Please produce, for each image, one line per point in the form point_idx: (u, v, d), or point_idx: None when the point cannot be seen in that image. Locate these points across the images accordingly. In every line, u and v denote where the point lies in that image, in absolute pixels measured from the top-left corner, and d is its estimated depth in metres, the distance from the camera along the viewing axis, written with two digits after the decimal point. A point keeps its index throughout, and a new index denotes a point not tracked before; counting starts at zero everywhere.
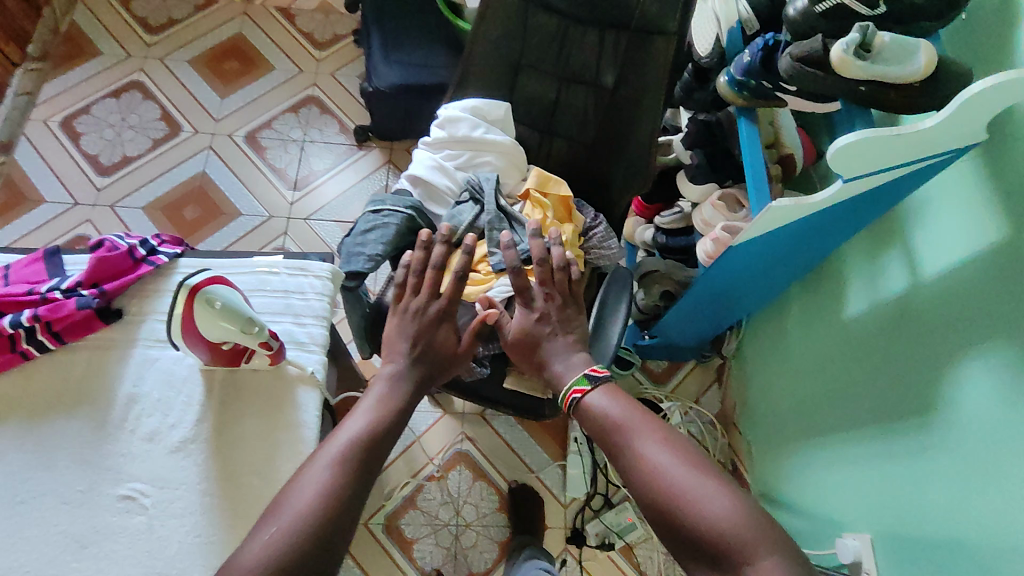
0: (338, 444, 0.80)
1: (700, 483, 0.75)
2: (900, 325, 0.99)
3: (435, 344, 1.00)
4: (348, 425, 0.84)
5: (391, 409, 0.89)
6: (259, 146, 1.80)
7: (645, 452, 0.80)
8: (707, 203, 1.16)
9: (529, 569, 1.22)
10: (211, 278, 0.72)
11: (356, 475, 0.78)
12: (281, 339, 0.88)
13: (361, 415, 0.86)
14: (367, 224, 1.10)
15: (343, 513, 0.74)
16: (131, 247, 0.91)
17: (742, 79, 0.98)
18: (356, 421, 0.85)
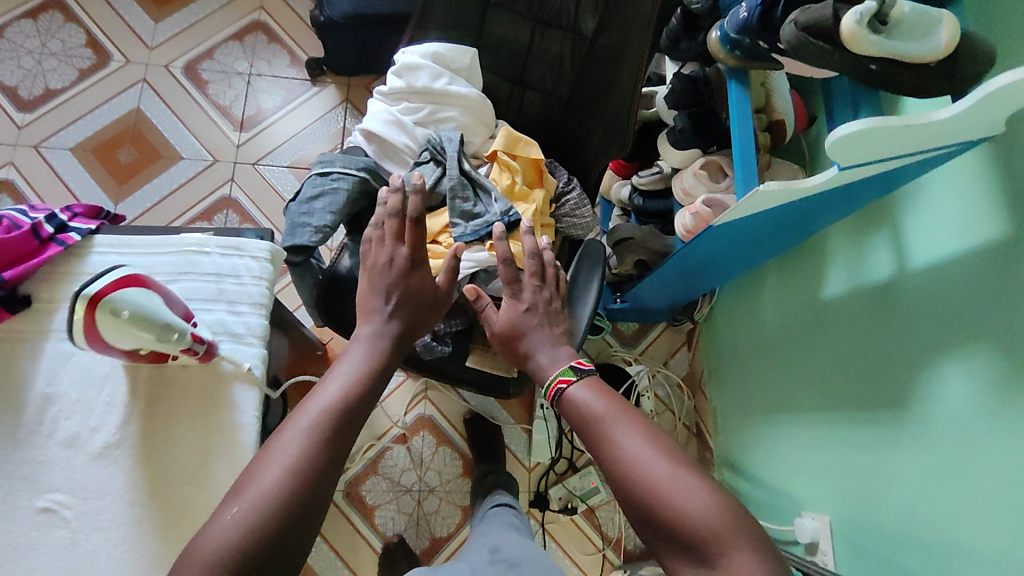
0: (308, 416, 0.69)
1: (682, 477, 0.66)
2: (889, 313, 0.92)
3: (415, 291, 0.89)
4: (320, 393, 0.72)
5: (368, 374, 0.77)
6: (199, 79, 1.62)
7: (621, 443, 0.70)
8: (688, 170, 1.07)
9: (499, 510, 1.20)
10: (116, 282, 0.61)
11: (325, 451, 0.68)
12: (212, 330, 0.80)
13: (338, 381, 0.75)
14: (314, 189, 0.99)
15: (310, 499, 0.65)
16: (35, 225, 0.80)
17: (735, 36, 0.87)
18: (330, 388, 0.73)
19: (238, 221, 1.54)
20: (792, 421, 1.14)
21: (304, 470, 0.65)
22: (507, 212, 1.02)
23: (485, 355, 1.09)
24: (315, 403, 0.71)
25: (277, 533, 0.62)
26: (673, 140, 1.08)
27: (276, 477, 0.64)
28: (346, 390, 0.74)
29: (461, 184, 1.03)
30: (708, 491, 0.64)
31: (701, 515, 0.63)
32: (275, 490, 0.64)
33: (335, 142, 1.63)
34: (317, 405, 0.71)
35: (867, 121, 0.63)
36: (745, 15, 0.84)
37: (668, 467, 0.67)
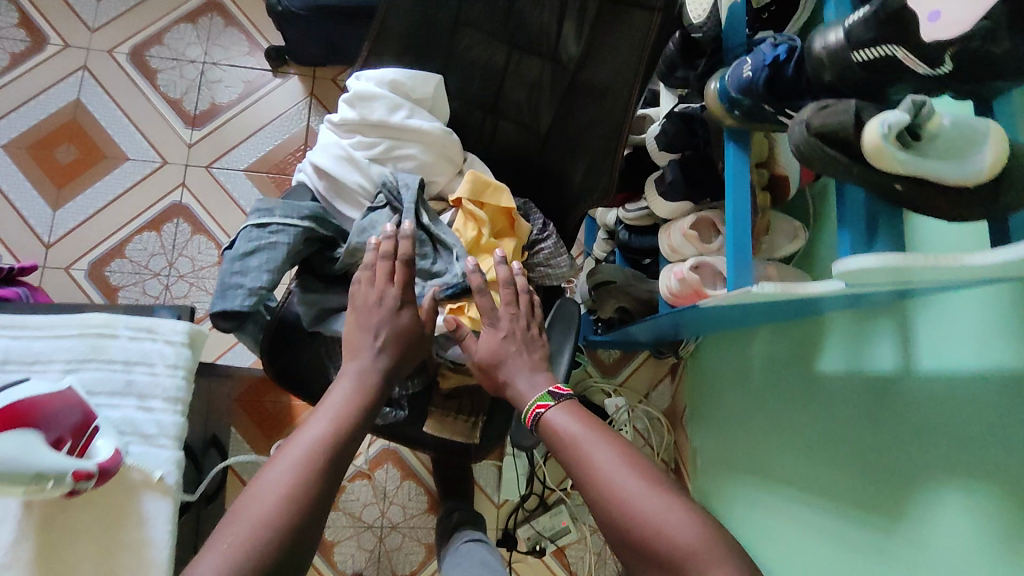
0: (298, 448, 0.72)
1: (661, 499, 0.66)
2: (884, 410, 0.83)
3: (404, 333, 0.87)
4: (309, 427, 0.74)
5: (356, 408, 0.79)
6: (147, 68, 1.45)
7: (594, 458, 0.70)
8: (677, 228, 0.94)
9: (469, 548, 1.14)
10: None
11: (316, 482, 0.70)
12: (119, 431, 0.71)
13: (327, 414, 0.77)
14: (248, 244, 0.87)
15: (302, 528, 0.67)
16: None
17: (735, 95, 0.74)
18: (320, 420, 0.76)
19: (190, 231, 1.41)
20: (773, 488, 1.08)
21: (297, 497, 0.68)
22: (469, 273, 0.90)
23: (444, 419, 1.01)
24: (305, 436, 0.73)
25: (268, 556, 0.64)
26: (662, 192, 0.96)
27: (271, 504, 0.66)
28: (336, 423, 0.76)
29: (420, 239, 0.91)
30: (690, 517, 0.64)
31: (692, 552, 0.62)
32: (268, 518, 0.66)
33: (298, 142, 1.48)
34: (307, 439, 0.73)
35: (888, 256, 0.52)
36: (750, 74, 0.71)
37: (646, 488, 0.67)
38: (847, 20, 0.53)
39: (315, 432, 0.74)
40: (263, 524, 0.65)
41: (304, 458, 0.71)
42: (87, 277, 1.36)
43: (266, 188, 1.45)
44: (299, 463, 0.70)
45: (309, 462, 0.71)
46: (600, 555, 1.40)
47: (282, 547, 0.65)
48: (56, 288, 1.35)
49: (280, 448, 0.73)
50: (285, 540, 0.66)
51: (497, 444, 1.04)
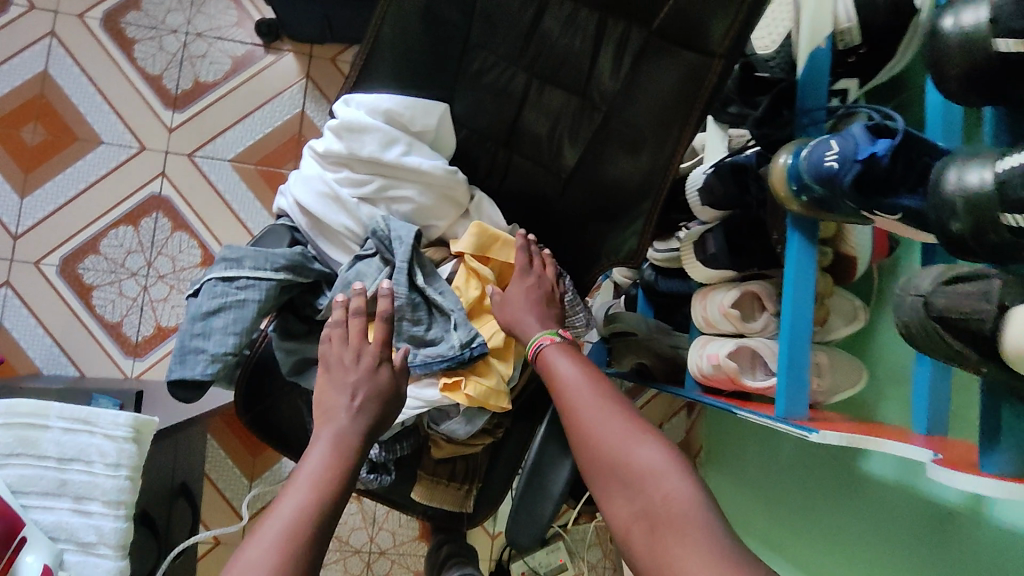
0: (279, 522, 0.58)
1: (630, 432, 0.61)
2: (935, 540, 0.73)
3: (390, 395, 0.74)
4: (285, 500, 0.61)
5: (338, 475, 0.65)
6: (121, 36, 1.29)
7: (569, 386, 0.67)
8: (715, 303, 0.80)
9: None
10: None
11: (303, 555, 0.57)
12: (50, 541, 0.62)
13: (304, 484, 0.63)
14: (212, 301, 0.75)
15: None
16: None
17: (807, 181, 0.60)
18: (297, 493, 0.62)
19: (170, 227, 1.28)
20: (781, 562, 1.00)
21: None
22: (469, 344, 0.77)
23: (436, 488, 0.90)
24: (281, 512, 0.59)
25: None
26: (703, 261, 0.82)
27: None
28: (318, 490, 0.62)
29: (413, 303, 0.78)
30: (656, 443, 0.59)
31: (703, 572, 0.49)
32: None
33: (292, 131, 1.32)
34: (290, 510, 0.59)
35: (1001, 484, 0.42)
36: (834, 164, 0.56)
37: (616, 416, 0.62)
38: (1000, 161, 0.39)
39: (295, 503, 0.60)
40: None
41: (292, 528, 0.58)
42: (59, 274, 1.25)
43: (254, 182, 1.30)
44: (286, 535, 0.57)
45: (295, 533, 0.58)
46: None
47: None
48: (25, 285, 1.24)
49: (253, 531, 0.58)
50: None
51: (491, 511, 0.94)
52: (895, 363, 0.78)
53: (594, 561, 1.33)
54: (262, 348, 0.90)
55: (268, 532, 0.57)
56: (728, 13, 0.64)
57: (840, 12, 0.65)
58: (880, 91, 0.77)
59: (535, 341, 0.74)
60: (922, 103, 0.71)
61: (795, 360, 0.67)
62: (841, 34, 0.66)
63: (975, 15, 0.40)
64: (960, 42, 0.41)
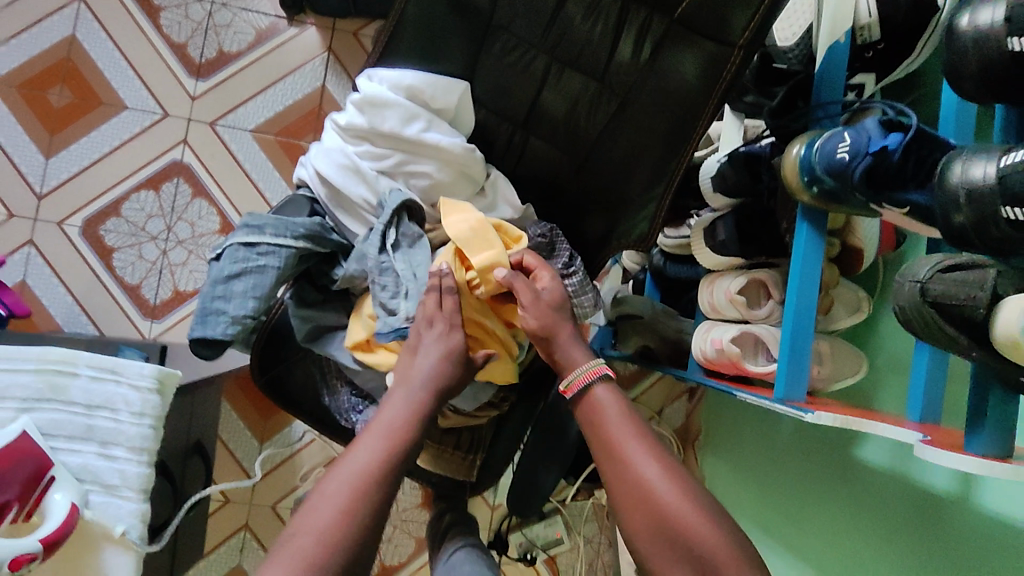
0: (352, 469, 0.61)
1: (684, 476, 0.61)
2: (924, 525, 0.75)
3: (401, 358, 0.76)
4: (363, 445, 0.63)
5: (410, 434, 0.66)
6: (149, 4, 1.31)
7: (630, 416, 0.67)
8: (722, 288, 0.82)
9: (458, 559, 1.02)
10: None
11: (369, 506, 0.59)
12: (77, 481, 0.64)
13: (379, 435, 0.65)
14: (233, 266, 0.77)
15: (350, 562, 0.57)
16: None
17: (819, 173, 0.61)
18: (371, 441, 0.64)
19: (190, 193, 1.30)
20: (769, 543, 1.04)
21: (356, 517, 0.58)
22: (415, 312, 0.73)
23: (440, 456, 0.93)
24: (354, 459, 0.62)
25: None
26: (712, 248, 0.84)
27: (323, 528, 0.56)
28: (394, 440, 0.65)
29: (380, 266, 0.76)
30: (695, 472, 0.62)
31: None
32: (318, 541, 0.56)
33: (312, 104, 1.33)
34: (362, 458, 0.62)
35: (988, 461, 0.44)
36: (846, 155, 0.58)
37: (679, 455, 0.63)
38: (1004, 156, 0.41)
39: (367, 455, 0.62)
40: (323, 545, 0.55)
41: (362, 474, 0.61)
42: (81, 235, 1.28)
43: (274, 152, 1.33)
44: (357, 480, 0.60)
45: (365, 476, 0.61)
46: (592, 567, 1.37)
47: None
48: (48, 244, 1.27)
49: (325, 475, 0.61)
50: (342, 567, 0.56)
51: (495, 480, 0.97)
52: (893, 355, 0.80)
53: (590, 535, 1.37)
54: (277, 316, 0.90)
55: (342, 475, 0.60)
56: (749, 5, 0.65)
57: (860, 9, 0.66)
58: (895, 89, 0.79)
59: (570, 381, 0.70)
60: (936, 102, 0.72)
61: (797, 345, 0.69)
62: (861, 28, 0.67)
63: (991, 14, 0.41)
64: (975, 40, 0.42)
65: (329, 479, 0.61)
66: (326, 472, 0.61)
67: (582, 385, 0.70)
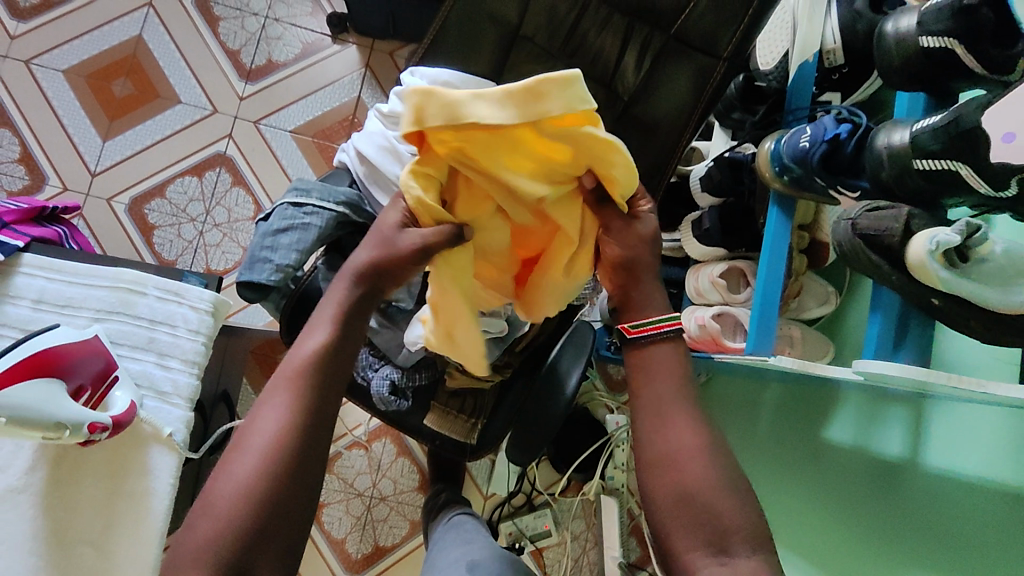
0: (287, 372, 0.63)
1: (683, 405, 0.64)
2: (884, 492, 0.84)
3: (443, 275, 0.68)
4: (301, 346, 0.64)
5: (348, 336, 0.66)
6: (209, 14, 1.47)
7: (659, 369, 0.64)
8: (707, 273, 0.93)
9: (453, 522, 1.08)
10: None
11: (308, 410, 0.61)
12: (136, 385, 0.74)
13: (318, 334, 0.64)
14: (282, 221, 0.88)
15: (304, 461, 0.60)
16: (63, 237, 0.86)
17: (787, 162, 0.71)
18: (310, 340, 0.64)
19: (230, 181, 1.43)
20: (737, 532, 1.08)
21: (298, 424, 0.60)
22: None
23: (445, 418, 1.01)
24: (294, 358, 0.63)
25: (297, 477, 0.59)
26: (699, 237, 0.95)
27: (271, 436, 0.59)
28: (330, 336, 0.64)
29: None
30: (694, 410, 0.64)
31: (681, 444, 0.61)
32: (272, 451, 0.58)
33: (346, 112, 1.48)
34: (298, 357, 0.63)
35: (917, 371, 0.55)
36: (807, 145, 0.70)
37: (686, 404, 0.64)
38: (914, 126, 0.56)
39: (303, 353, 0.64)
40: (270, 449, 0.58)
41: (294, 377, 0.62)
42: (126, 211, 1.39)
43: (309, 151, 1.46)
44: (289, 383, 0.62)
45: (293, 380, 0.62)
46: (577, 562, 1.42)
47: (302, 467, 0.59)
48: (95, 217, 1.38)
49: (268, 383, 0.63)
50: (296, 461, 0.59)
51: (494, 447, 1.03)
52: (858, 343, 0.90)
53: (578, 532, 1.42)
54: (306, 285, 0.98)
55: (281, 382, 0.62)
56: (732, 28, 0.81)
57: (826, 38, 0.80)
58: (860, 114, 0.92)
59: (639, 324, 0.65)
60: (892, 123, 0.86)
61: (765, 313, 0.77)
62: (828, 53, 0.81)
63: (907, 21, 0.61)
64: (896, 41, 0.62)
65: (273, 388, 0.62)
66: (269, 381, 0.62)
67: (649, 334, 0.65)
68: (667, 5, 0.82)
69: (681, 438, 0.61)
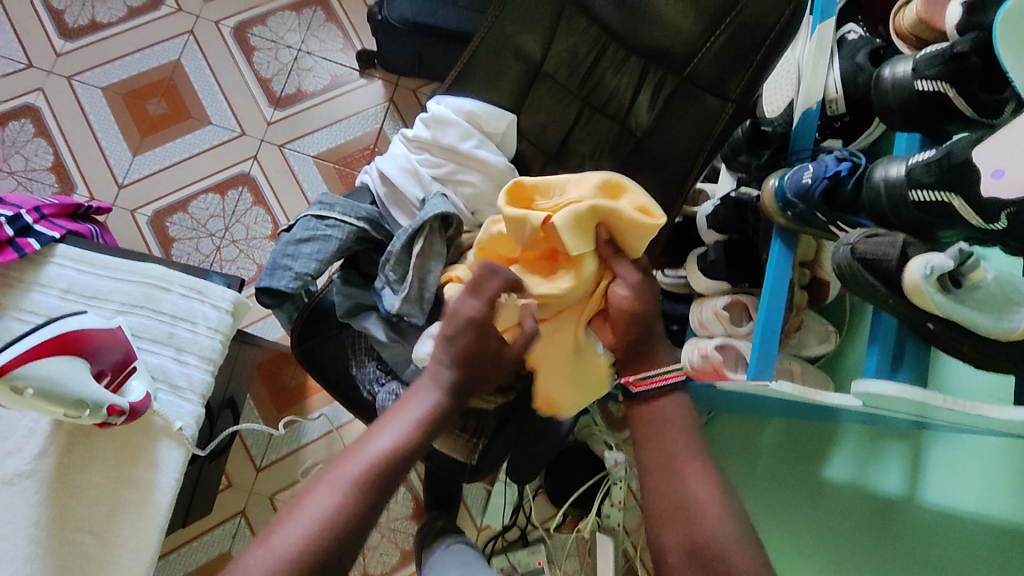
0: (360, 461, 0.67)
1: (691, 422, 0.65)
2: (882, 527, 0.84)
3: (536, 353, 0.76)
4: (373, 438, 0.69)
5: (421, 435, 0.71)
6: (246, 43, 1.55)
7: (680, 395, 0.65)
8: (711, 305, 0.96)
9: (446, 550, 1.07)
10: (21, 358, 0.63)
11: (365, 496, 0.65)
12: (152, 377, 0.75)
13: (395, 428, 0.71)
14: (304, 232, 0.92)
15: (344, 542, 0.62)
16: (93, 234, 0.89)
17: (790, 197, 0.75)
18: (384, 432, 0.70)
19: (250, 201, 1.48)
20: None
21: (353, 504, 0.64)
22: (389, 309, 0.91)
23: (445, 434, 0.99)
24: (372, 446, 0.69)
25: (341, 547, 0.62)
26: (703, 269, 0.98)
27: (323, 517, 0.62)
28: (405, 440, 0.70)
29: (391, 257, 0.91)
30: None
31: None
32: (325, 524, 0.62)
33: (368, 142, 1.54)
34: (375, 449, 0.69)
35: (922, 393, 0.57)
36: (810, 181, 0.74)
37: None
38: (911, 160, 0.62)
39: (379, 446, 0.69)
40: (326, 520, 0.62)
41: (366, 471, 0.66)
42: (149, 223, 1.44)
43: (329, 176, 1.51)
44: (361, 475, 0.66)
45: (364, 471, 0.66)
46: None
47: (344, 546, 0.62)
48: (118, 227, 1.43)
49: (330, 465, 0.68)
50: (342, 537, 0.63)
51: (494, 470, 1.03)
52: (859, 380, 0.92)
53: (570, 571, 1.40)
54: (318, 299, 1.02)
55: (350, 466, 0.67)
56: (740, 74, 0.86)
57: (828, 88, 0.86)
58: None
59: (644, 377, 0.72)
60: None
61: (765, 343, 0.79)
62: (830, 102, 0.86)
63: (904, 68, 0.67)
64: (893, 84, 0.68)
65: (338, 468, 0.67)
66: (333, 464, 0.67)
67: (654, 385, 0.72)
68: (681, 50, 0.88)
69: None
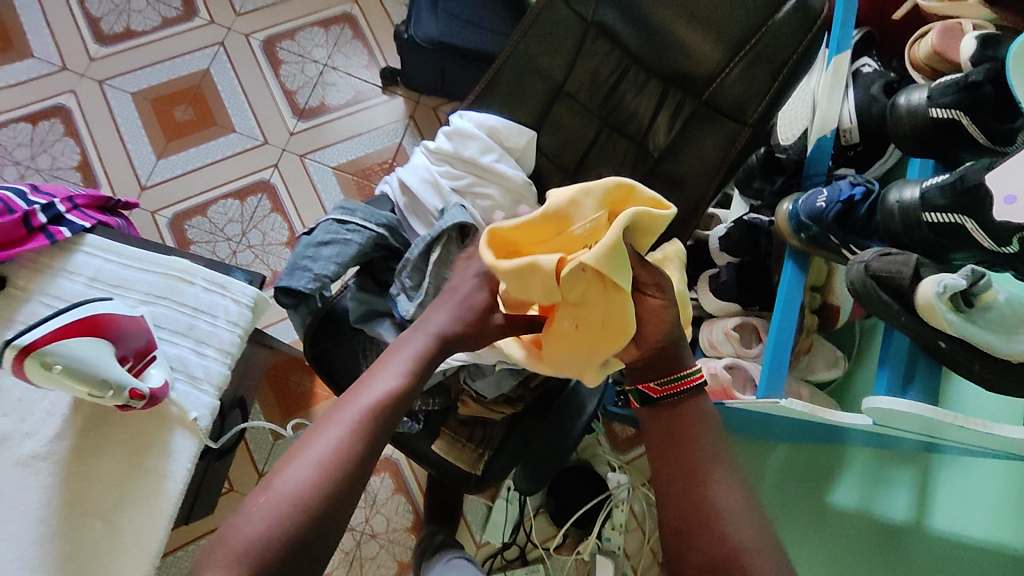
0: (354, 408, 0.62)
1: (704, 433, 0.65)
2: (891, 552, 0.84)
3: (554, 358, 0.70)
4: (370, 382, 0.65)
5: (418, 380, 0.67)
6: (274, 56, 1.60)
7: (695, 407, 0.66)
8: (721, 326, 0.97)
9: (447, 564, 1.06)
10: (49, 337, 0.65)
11: (362, 445, 0.61)
12: (170, 367, 0.77)
13: (393, 370, 0.66)
14: (325, 235, 0.94)
15: (344, 495, 0.59)
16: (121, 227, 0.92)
17: (804, 219, 0.77)
18: (383, 376, 0.66)
19: (269, 208, 1.51)
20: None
21: (353, 449, 0.60)
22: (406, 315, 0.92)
23: (453, 445, 1.02)
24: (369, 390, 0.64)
25: (343, 498, 0.58)
26: (714, 290, 1.00)
27: (319, 466, 0.58)
28: (405, 382, 0.65)
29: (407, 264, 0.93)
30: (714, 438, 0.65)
31: (698, 467, 0.62)
32: (324, 471, 0.58)
33: (387, 156, 1.57)
34: (370, 395, 0.63)
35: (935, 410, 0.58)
36: (824, 204, 0.76)
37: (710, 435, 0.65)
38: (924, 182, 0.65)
39: (374, 392, 0.64)
40: (326, 465, 0.59)
41: (363, 416, 0.62)
42: (168, 225, 1.47)
43: (347, 187, 1.54)
44: (359, 419, 0.62)
45: (361, 417, 0.62)
46: None
47: (341, 498, 0.58)
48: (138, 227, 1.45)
49: (325, 413, 0.63)
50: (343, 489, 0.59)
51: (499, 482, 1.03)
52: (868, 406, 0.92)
53: None
54: (333, 304, 1.03)
55: (347, 409, 0.62)
56: (758, 100, 0.89)
57: (843, 117, 0.88)
58: None
59: (667, 381, 0.66)
60: None
61: (777, 362, 0.80)
62: (845, 131, 0.89)
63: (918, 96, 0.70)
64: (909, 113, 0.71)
65: (332, 417, 0.62)
66: (327, 411, 0.63)
67: (679, 392, 0.66)
68: (700, 76, 0.91)
69: (698, 462, 0.62)
